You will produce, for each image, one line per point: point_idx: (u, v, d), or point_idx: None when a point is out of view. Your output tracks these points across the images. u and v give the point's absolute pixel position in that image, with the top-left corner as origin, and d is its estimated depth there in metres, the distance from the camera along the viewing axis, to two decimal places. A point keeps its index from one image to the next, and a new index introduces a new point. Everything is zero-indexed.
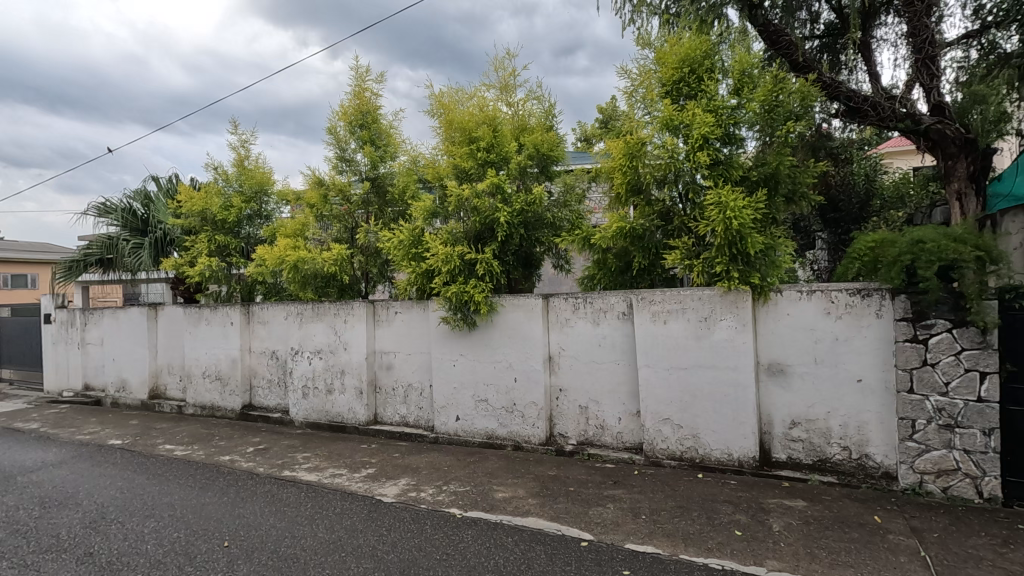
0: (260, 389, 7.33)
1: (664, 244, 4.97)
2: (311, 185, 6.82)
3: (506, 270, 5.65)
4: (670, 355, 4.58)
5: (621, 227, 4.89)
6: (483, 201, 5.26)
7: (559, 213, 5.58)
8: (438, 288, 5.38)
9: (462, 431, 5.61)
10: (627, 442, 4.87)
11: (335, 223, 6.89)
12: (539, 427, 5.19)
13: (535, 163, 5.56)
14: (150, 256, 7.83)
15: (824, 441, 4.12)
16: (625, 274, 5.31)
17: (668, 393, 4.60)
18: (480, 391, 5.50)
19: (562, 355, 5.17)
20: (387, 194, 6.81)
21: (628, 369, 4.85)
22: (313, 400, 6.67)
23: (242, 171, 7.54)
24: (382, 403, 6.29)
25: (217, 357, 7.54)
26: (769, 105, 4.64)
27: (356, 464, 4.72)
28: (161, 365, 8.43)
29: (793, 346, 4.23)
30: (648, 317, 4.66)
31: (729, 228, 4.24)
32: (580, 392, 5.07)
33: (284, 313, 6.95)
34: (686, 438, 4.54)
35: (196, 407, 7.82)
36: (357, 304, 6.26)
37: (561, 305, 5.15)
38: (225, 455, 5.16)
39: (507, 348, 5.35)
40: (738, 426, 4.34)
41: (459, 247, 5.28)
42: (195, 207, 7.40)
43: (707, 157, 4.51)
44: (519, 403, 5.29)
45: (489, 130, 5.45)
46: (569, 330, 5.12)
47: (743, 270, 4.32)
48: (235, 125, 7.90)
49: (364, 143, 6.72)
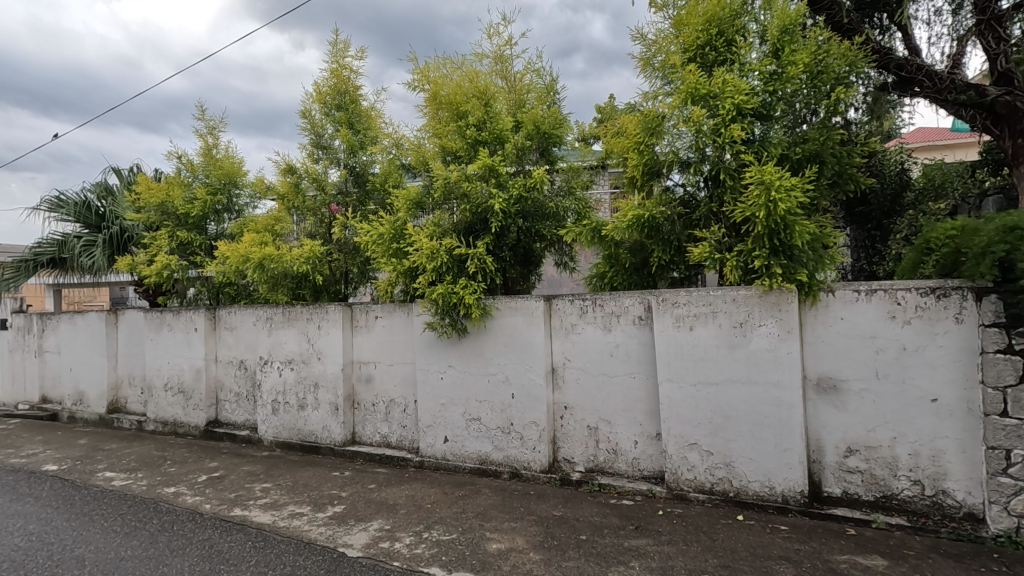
0: (227, 403, 6.55)
1: (687, 235, 4.23)
2: (282, 174, 6.08)
3: (503, 268, 4.91)
4: (698, 368, 3.84)
5: (638, 215, 4.13)
6: (476, 186, 4.50)
7: (564, 202, 4.81)
8: (421, 289, 4.62)
9: (451, 455, 4.85)
10: (645, 469, 4.13)
11: (309, 216, 6.15)
12: (541, 451, 4.43)
13: (535, 144, 4.84)
14: (104, 255, 7.03)
15: (889, 473, 3.39)
16: (641, 271, 4.56)
17: (695, 413, 3.86)
18: (472, 409, 4.75)
19: (567, 367, 4.42)
20: (367, 185, 6.05)
21: (646, 384, 4.11)
22: (284, 416, 5.88)
23: (209, 161, 6.80)
24: (361, 421, 5.52)
25: (181, 367, 6.77)
26: (815, 69, 3.89)
27: (323, 498, 3.95)
28: (121, 376, 7.64)
29: (848, 356, 3.50)
30: (670, 322, 3.92)
31: (771, 216, 3.52)
32: (589, 410, 4.33)
33: (252, 318, 6.18)
34: (717, 467, 3.80)
35: (157, 423, 7.03)
36: (333, 308, 5.51)
37: (566, 308, 4.41)
38: (170, 486, 4.38)
39: (503, 359, 4.60)
40: (782, 455, 3.59)
41: (447, 242, 4.53)
42: (154, 199, 6.63)
43: (742, 132, 3.77)
44: (517, 423, 4.53)
45: (479, 103, 4.66)
46: (576, 337, 4.37)
47: (787, 266, 3.60)
48: (201, 110, 7.14)
49: (341, 126, 6.00)
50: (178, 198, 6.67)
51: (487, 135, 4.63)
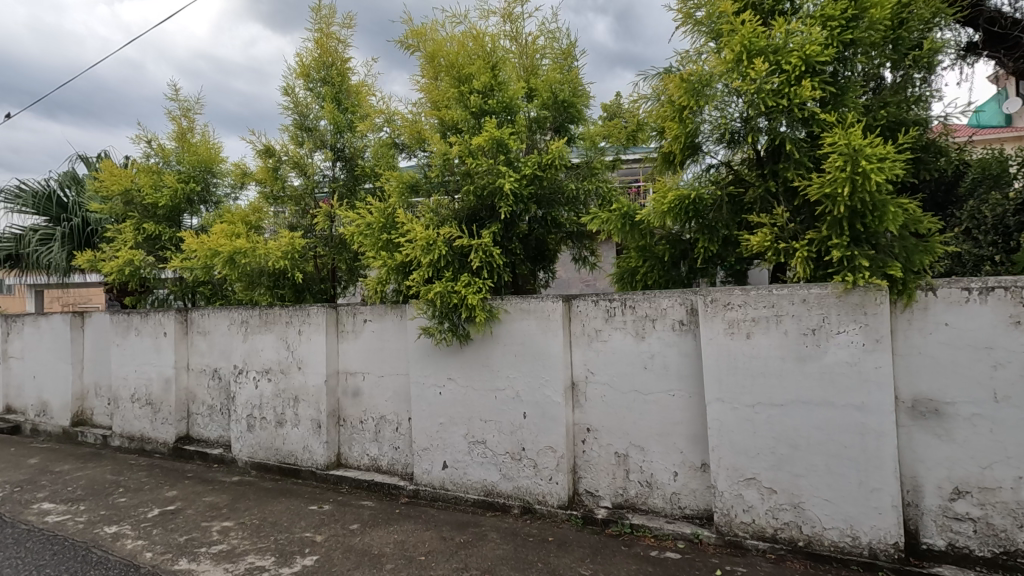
0: (199, 417, 5.81)
1: (738, 222, 3.47)
2: (259, 157, 5.34)
3: (512, 262, 4.17)
4: (756, 385, 3.10)
5: (681, 196, 3.34)
6: (482, 162, 3.74)
7: (584, 183, 4.04)
8: (416, 287, 3.87)
9: (451, 484, 4.10)
10: (687, 507, 3.40)
11: (290, 205, 5.43)
12: (559, 482, 3.69)
13: (551, 118, 4.14)
14: (64, 251, 6.30)
15: (1011, 524, 2.64)
16: (679, 266, 3.76)
17: (753, 441, 3.11)
18: (476, 430, 4.00)
19: (590, 382, 3.70)
20: (357, 171, 5.33)
21: (690, 404, 3.39)
22: (259, 434, 5.14)
23: (183, 145, 6.10)
24: (347, 440, 4.78)
25: (149, 376, 6.04)
26: (901, 15, 3.14)
27: (292, 545, 3.22)
28: (88, 385, 6.91)
29: (956, 374, 2.74)
30: (721, 328, 3.19)
31: (856, 194, 2.77)
32: (617, 434, 3.60)
33: (226, 321, 5.45)
34: (782, 509, 3.04)
35: (123, 439, 6.29)
36: (315, 309, 4.78)
37: (589, 310, 3.69)
38: (112, 524, 3.65)
39: (513, 371, 3.87)
40: (869, 497, 2.85)
41: (446, 230, 3.80)
42: (117, 187, 5.92)
43: (814, 93, 3.02)
44: (529, 449, 3.80)
45: (485, 65, 3.92)
46: (601, 346, 3.65)
47: (874, 257, 2.85)
48: (174, 90, 6.44)
49: (326, 104, 5.31)
50: (145, 186, 5.94)
51: (495, 105, 3.87)
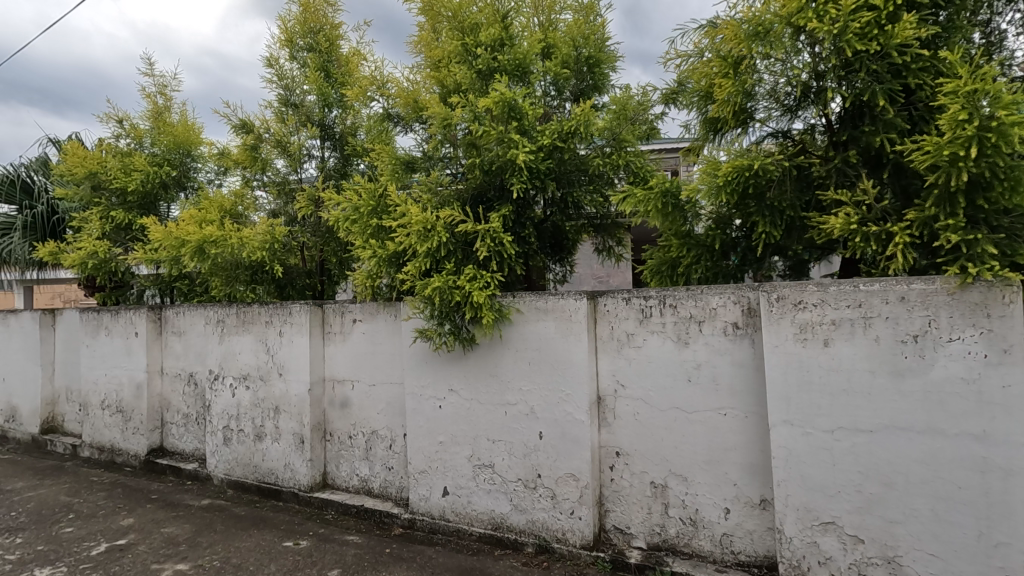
0: (174, 427, 5.21)
1: (808, 203, 2.80)
2: (237, 134, 4.73)
3: (525, 253, 3.53)
4: (837, 406, 2.45)
5: (739, 167, 2.67)
6: (491, 129, 3.10)
7: (612, 158, 3.38)
8: (411, 280, 3.23)
9: (452, 515, 3.48)
10: (742, 553, 2.76)
11: (273, 189, 4.82)
12: (583, 518, 3.06)
13: (571, 84, 3.51)
14: (25, 243, 5.72)
15: None
16: (729, 257, 3.08)
17: (833, 476, 2.46)
18: (482, 452, 3.38)
19: (620, 396, 3.06)
20: (348, 150, 4.74)
21: (745, 426, 2.75)
22: (237, 448, 4.53)
23: (158, 125, 5.49)
24: (334, 458, 4.16)
25: (119, 381, 5.45)
26: None
27: None
28: (58, 390, 6.33)
29: None
30: (790, 334, 2.55)
31: (982, 158, 2.11)
32: (653, 460, 2.97)
33: (202, 320, 4.85)
34: (871, 564, 2.40)
35: (93, 449, 5.71)
36: (298, 308, 4.16)
37: (619, 310, 3.05)
38: (45, 566, 3.07)
39: (527, 382, 3.23)
40: (992, 554, 2.19)
41: (446, 212, 3.17)
42: (82, 170, 5.32)
43: (918, 32, 2.35)
44: (546, 476, 3.17)
45: (494, 14, 3.29)
46: (634, 353, 3.01)
47: (1000, 242, 2.21)
48: (148, 65, 5.83)
49: (314, 74, 4.70)
50: (113, 170, 5.34)
51: (505, 61, 3.22)
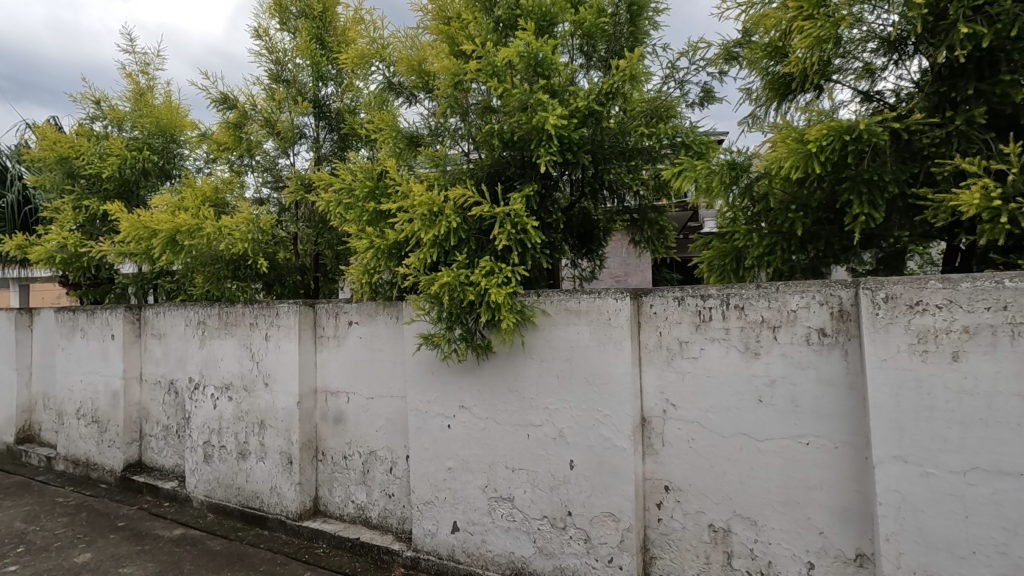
0: (154, 440, 4.69)
1: (918, 178, 2.20)
2: (219, 112, 4.20)
3: (552, 243, 2.96)
4: (970, 440, 1.86)
5: (834, 130, 2.08)
6: (512, 89, 2.54)
7: (657, 128, 2.81)
8: (414, 275, 2.67)
9: (463, 555, 2.92)
10: None
11: (260, 175, 4.27)
12: (623, 568, 2.48)
13: (607, 42, 2.95)
14: None
15: None
16: (808, 247, 2.48)
17: (965, 532, 1.87)
18: (500, 482, 2.81)
19: (670, 418, 2.48)
20: (345, 130, 4.19)
21: (836, 460, 2.16)
22: (218, 467, 3.99)
23: (138, 106, 4.96)
24: (327, 481, 3.61)
25: (95, 388, 4.94)
26: None
27: None
28: (35, 396, 5.83)
29: None
30: (905, 345, 1.96)
31: None
32: (713, 498, 2.39)
33: (182, 322, 4.31)
34: None
35: (68, 463, 5.20)
36: (286, 308, 3.62)
37: (670, 313, 2.47)
38: None
39: (554, 400, 2.66)
40: None
41: (455, 192, 2.61)
42: (51, 156, 4.80)
43: None
44: (577, 514, 2.60)
45: None
46: (688, 366, 2.43)
47: None
48: (130, 41, 5.31)
49: (306, 43, 4.16)
50: (88, 155, 4.83)
51: (528, 8, 2.67)
